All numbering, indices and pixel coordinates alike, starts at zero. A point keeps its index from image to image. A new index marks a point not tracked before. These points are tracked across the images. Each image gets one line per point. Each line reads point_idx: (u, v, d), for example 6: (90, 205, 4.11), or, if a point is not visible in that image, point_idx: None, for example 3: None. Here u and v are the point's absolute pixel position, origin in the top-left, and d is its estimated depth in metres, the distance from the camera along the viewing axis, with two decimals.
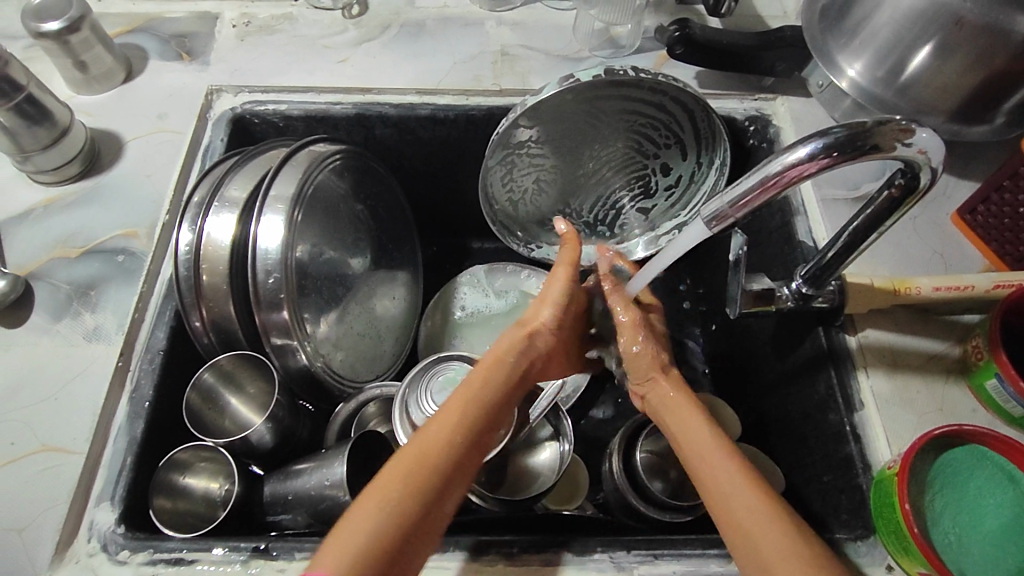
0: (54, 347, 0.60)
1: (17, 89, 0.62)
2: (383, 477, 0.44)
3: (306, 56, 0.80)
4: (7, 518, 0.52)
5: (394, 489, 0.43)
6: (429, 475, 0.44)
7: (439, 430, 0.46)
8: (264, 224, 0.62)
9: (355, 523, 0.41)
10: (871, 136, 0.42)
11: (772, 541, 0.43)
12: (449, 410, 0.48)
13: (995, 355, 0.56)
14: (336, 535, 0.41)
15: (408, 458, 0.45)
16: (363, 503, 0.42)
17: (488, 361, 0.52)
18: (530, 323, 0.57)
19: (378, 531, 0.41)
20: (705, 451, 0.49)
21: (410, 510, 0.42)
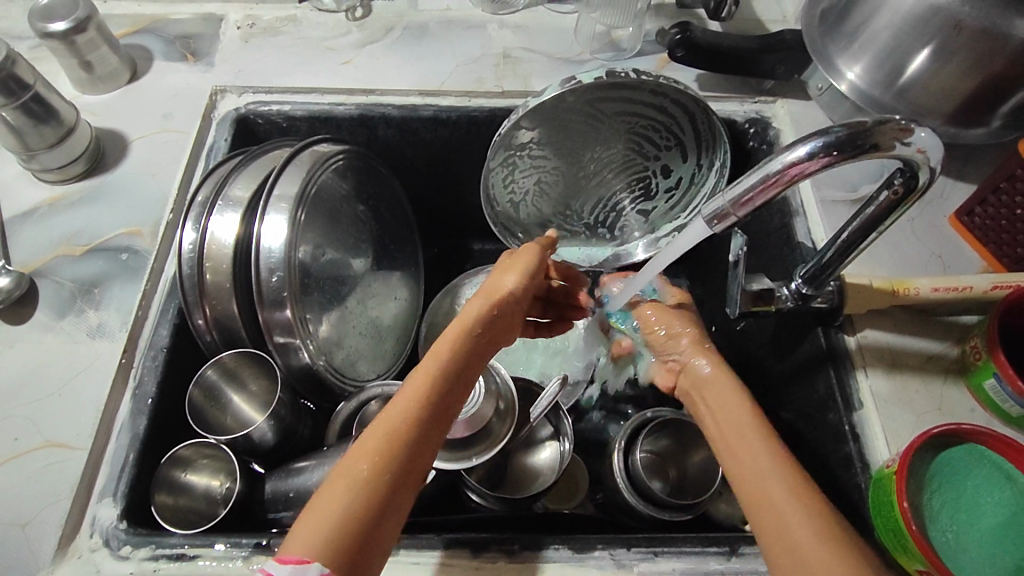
0: (58, 343, 0.61)
1: (24, 88, 0.62)
2: (352, 456, 0.44)
3: (310, 57, 0.81)
4: (10, 513, 0.53)
5: (361, 469, 0.43)
6: (396, 452, 0.44)
7: (403, 407, 0.46)
8: (268, 223, 0.62)
9: (324, 504, 0.42)
10: (871, 135, 0.43)
11: (807, 534, 0.41)
12: (415, 386, 0.48)
13: (993, 354, 0.56)
14: (308, 515, 0.42)
15: (374, 435, 0.45)
16: (332, 487, 0.43)
17: (452, 335, 0.52)
18: (492, 297, 0.57)
19: (346, 511, 0.42)
20: (745, 439, 0.48)
21: (378, 488, 0.43)
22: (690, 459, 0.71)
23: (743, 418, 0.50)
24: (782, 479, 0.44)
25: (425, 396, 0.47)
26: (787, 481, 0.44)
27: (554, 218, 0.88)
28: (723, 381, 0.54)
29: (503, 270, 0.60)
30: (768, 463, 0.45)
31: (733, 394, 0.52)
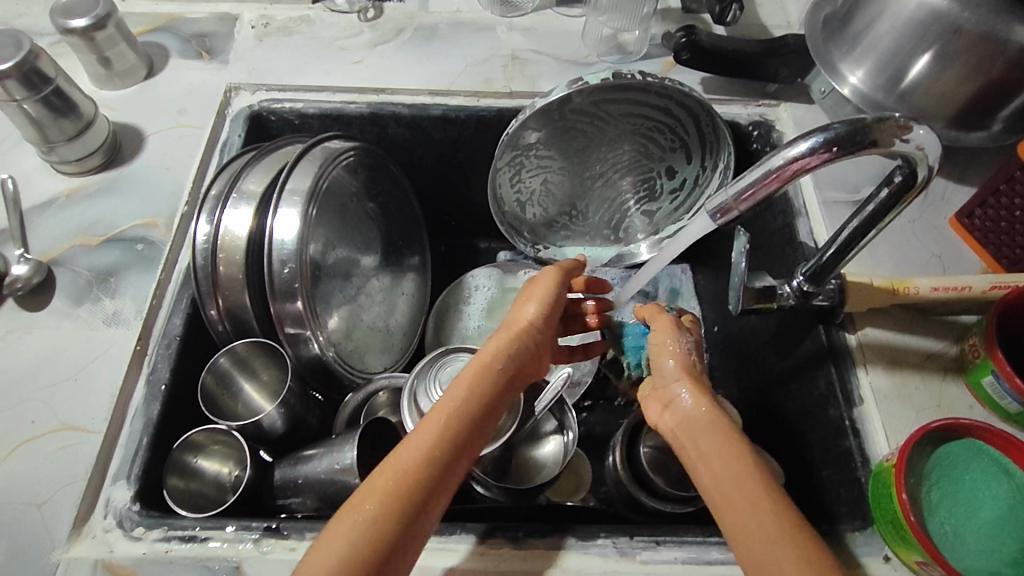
0: (75, 330, 0.62)
1: (47, 82, 0.64)
2: (364, 492, 0.45)
3: (323, 57, 0.82)
4: (27, 493, 0.54)
5: (369, 505, 0.44)
6: (405, 489, 0.45)
7: (416, 444, 0.47)
8: (281, 216, 0.63)
9: (334, 539, 0.43)
10: (871, 131, 0.44)
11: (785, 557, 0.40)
12: (429, 422, 0.49)
13: (992, 352, 0.57)
14: (319, 547, 0.43)
15: (387, 472, 0.45)
16: (341, 520, 0.44)
17: (472, 369, 0.53)
18: (513, 327, 0.57)
19: (355, 546, 0.42)
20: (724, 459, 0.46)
21: (384, 525, 0.43)
22: None
23: (729, 445, 0.47)
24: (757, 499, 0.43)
25: (439, 434, 0.48)
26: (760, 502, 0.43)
27: (559, 218, 0.89)
28: (710, 414, 0.49)
29: (524, 300, 0.61)
30: (761, 513, 0.42)
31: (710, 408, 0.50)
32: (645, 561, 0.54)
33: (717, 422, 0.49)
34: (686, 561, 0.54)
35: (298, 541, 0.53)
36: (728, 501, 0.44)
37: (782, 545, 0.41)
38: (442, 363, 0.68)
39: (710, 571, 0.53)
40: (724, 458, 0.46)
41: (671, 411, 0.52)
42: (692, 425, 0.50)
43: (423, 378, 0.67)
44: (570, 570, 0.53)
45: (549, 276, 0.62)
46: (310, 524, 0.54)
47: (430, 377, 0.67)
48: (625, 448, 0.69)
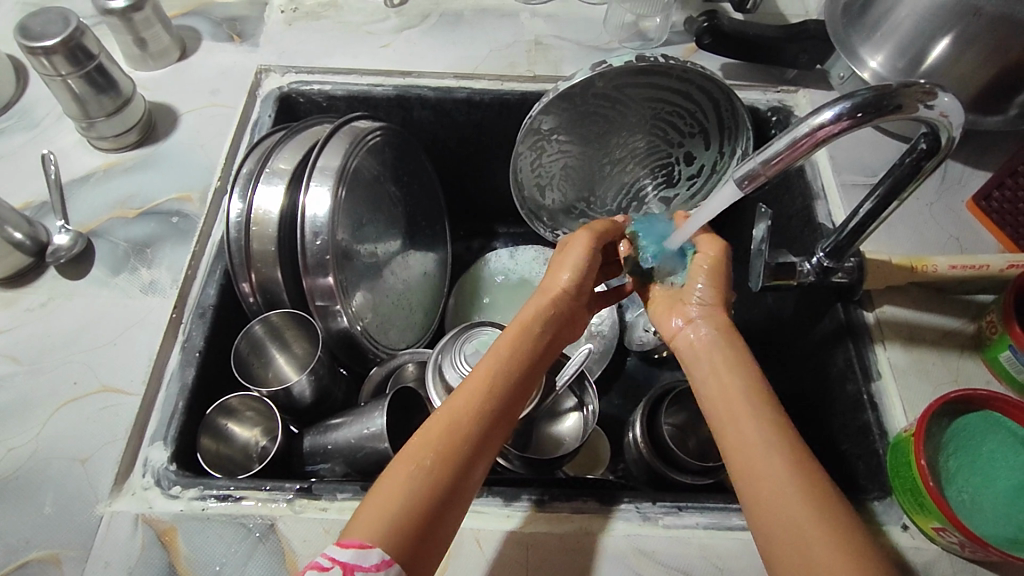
0: (113, 298, 0.64)
1: (90, 58, 0.66)
2: (416, 445, 0.46)
3: (350, 41, 0.84)
4: (69, 450, 0.56)
5: (425, 457, 0.45)
6: (455, 442, 0.47)
7: (465, 402, 0.49)
8: (312, 192, 0.65)
9: (386, 493, 0.44)
10: (896, 96, 0.45)
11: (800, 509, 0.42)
12: (474, 382, 0.50)
13: (1010, 327, 0.58)
14: (376, 499, 0.44)
15: (433, 428, 0.47)
16: (394, 472, 0.45)
17: (511, 334, 0.54)
18: (550, 292, 0.58)
19: (409, 497, 0.44)
20: (743, 411, 0.48)
21: (441, 477, 0.45)
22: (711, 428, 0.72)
23: (748, 399, 0.48)
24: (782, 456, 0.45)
25: (486, 393, 0.50)
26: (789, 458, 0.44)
27: (578, 203, 0.91)
28: (728, 344, 0.53)
29: (560, 259, 0.60)
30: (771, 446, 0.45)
31: (734, 361, 0.51)
32: (667, 526, 0.55)
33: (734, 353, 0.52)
34: (708, 526, 0.55)
35: (330, 501, 0.54)
36: (740, 440, 0.46)
37: (784, 475, 0.44)
38: (468, 336, 0.70)
39: (732, 536, 0.54)
40: (738, 388, 0.49)
41: (688, 330, 0.56)
42: (704, 347, 0.53)
43: (447, 352, 0.69)
44: (594, 534, 0.54)
45: (585, 237, 0.60)
46: (340, 486, 0.55)
47: (455, 350, 0.68)
48: (646, 422, 0.70)
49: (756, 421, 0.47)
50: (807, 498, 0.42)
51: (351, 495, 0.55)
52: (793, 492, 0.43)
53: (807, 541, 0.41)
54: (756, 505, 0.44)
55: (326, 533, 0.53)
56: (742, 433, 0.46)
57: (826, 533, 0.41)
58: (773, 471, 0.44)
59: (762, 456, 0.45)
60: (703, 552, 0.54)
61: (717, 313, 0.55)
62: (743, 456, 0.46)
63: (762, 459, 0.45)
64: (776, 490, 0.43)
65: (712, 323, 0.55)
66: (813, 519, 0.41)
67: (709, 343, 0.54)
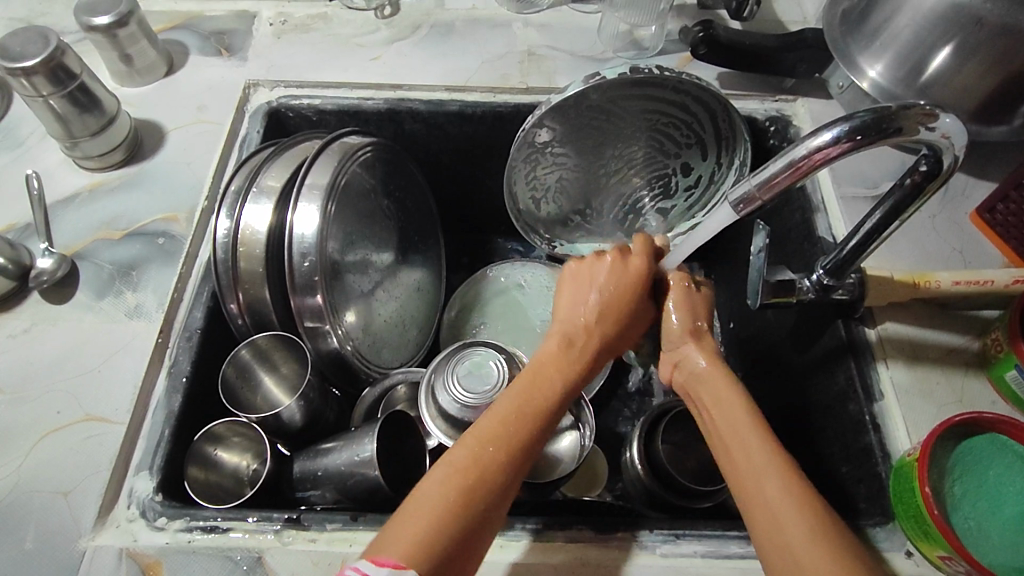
0: (98, 323, 0.63)
1: (72, 78, 0.64)
2: (463, 469, 0.45)
3: (341, 54, 0.83)
4: (52, 482, 0.55)
5: (479, 481, 0.45)
6: (512, 467, 0.46)
7: (511, 420, 0.48)
8: (301, 211, 0.63)
9: (423, 511, 0.43)
10: (897, 119, 0.44)
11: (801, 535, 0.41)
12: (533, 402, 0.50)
13: (1015, 346, 0.56)
14: (409, 517, 0.43)
15: (467, 454, 0.46)
16: (430, 489, 0.44)
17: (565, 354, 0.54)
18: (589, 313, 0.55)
19: (448, 521, 0.43)
20: (740, 438, 0.47)
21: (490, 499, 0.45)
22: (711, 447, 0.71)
23: (746, 428, 0.47)
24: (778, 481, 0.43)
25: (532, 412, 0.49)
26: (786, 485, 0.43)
27: (574, 216, 0.89)
28: (721, 376, 0.52)
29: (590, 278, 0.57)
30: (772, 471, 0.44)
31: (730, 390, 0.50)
32: (664, 555, 0.54)
33: (728, 384, 0.51)
34: (706, 555, 0.54)
35: (318, 533, 0.53)
36: (739, 470, 0.45)
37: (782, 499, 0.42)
38: (458, 357, 0.68)
39: (730, 565, 0.53)
40: (733, 415, 0.48)
41: (682, 370, 0.54)
42: (700, 384, 0.52)
43: (440, 373, 0.67)
44: (590, 564, 0.53)
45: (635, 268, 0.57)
46: (330, 516, 0.54)
47: (447, 371, 0.67)
48: (643, 443, 0.69)
49: (751, 444, 0.46)
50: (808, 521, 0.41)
51: (341, 526, 0.53)
52: (792, 517, 0.41)
53: (804, 561, 0.40)
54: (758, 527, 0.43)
55: (314, 566, 0.52)
56: (735, 462, 0.46)
57: (831, 555, 0.40)
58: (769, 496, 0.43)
59: (761, 480, 0.44)
60: None
61: (702, 345, 0.54)
62: (743, 481, 0.45)
63: (757, 485, 0.44)
64: (777, 515, 0.42)
65: (703, 356, 0.53)
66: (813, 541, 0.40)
67: (700, 380, 0.52)
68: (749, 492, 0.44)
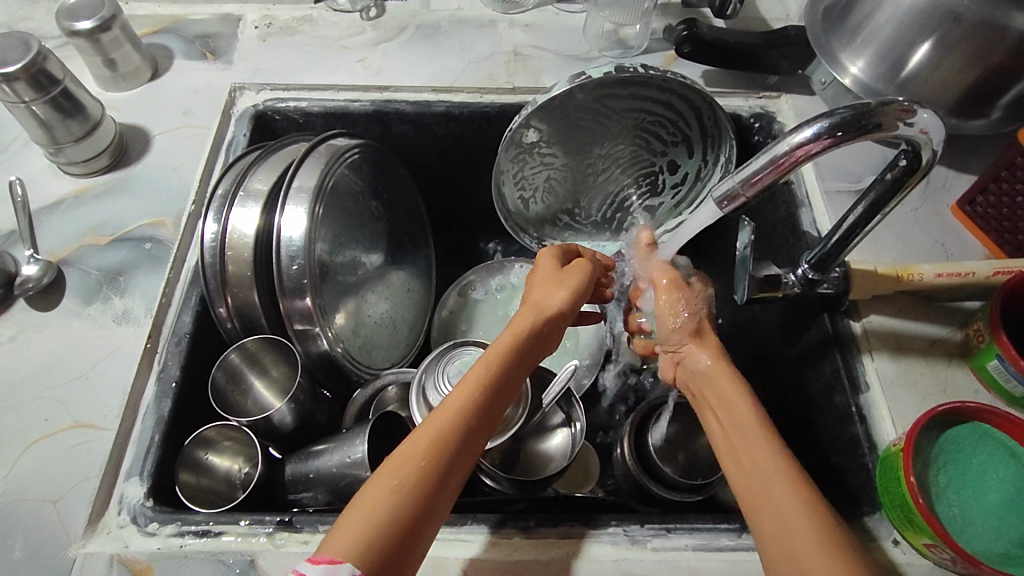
0: (86, 329, 0.63)
1: (55, 83, 0.64)
2: (396, 463, 0.45)
3: (327, 56, 0.83)
4: (42, 490, 0.54)
5: (413, 470, 0.45)
6: (446, 456, 0.46)
7: (451, 410, 0.48)
8: (288, 214, 0.63)
9: (369, 503, 0.43)
10: (876, 115, 0.45)
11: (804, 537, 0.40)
12: (465, 388, 0.49)
13: (996, 336, 0.57)
14: (353, 512, 0.43)
15: (404, 448, 0.46)
16: (378, 482, 0.44)
17: (509, 339, 0.53)
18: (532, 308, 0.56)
19: (387, 515, 0.43)
20: (742, 437, 0.47)
21: (423, 488, 0.44)
22: (700, 441, 0.72)
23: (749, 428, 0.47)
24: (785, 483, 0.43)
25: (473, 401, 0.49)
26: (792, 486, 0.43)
27: (562, 215, 0.89)
28: (724, 375, 0.52)
29: (543, 285, 0.59)
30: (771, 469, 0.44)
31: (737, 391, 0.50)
32: (655, 549, 0.54)
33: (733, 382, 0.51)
34: (697, 548, 0.54)
35: (311, 534, 0.53)
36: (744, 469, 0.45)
37: (785, 497, 0.42)
38: (451, 356, 0.68)
39: (721, 557, 0.54)
40: (737, 413, 0.49)
41: (686, 369, 0.55)
42: (707, 383, 0.53)
43: (430, 373, 0.67)
44: (581, 557, 0.54)
45: (577, 266, 0.61)
46: (322, 517, 0.54)
47: (437, 370, 0.67)
48: (633, 440, 0.69)
49: (755, 443, 0.46)
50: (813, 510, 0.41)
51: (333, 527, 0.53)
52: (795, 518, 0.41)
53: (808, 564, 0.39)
54: (761, 521, 0.43)
55: None
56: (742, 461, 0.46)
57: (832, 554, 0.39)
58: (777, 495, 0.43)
59: (764, 479, 0.44)
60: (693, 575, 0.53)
61: (706, 346, 0.55)
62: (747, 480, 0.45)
63: (760, 479, 0.44)
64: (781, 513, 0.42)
65: (708, 355, 0.54)
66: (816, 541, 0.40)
67: (704, 378, 0.53)
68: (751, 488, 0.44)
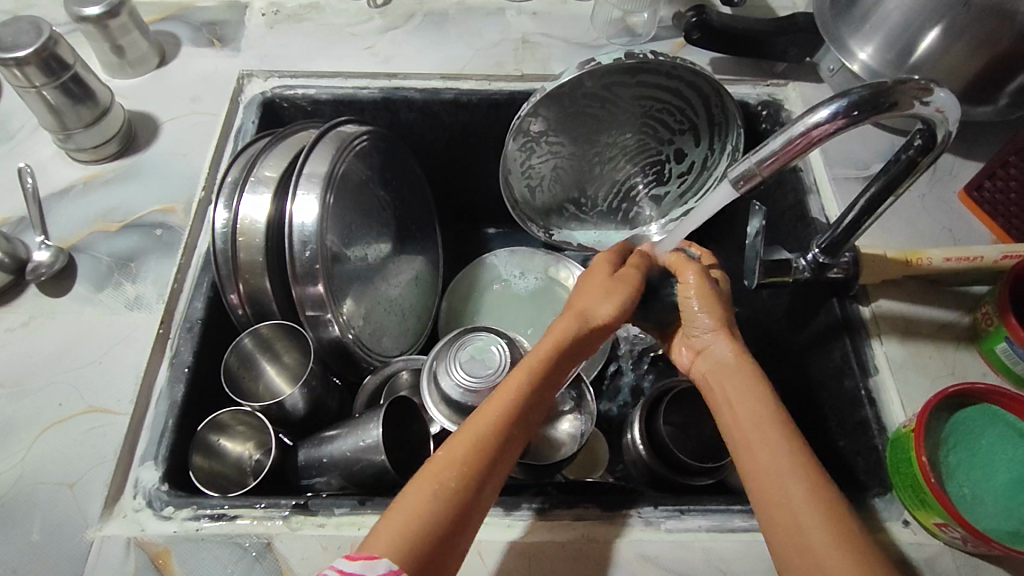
0: (99, 314, 0.63)
1: (65, 68, 0.64)
2: (441, 462, 0.45)
3: (335, 43, 0.83)
4: (57, 474, 0.54)
5: (450, 478, 0.45)
6: (485, 459, 0.46)
7: (491, 413, 0.48)
8: (299, 201, 0.63)
9: (408, 508, 0.43)
10: (892, 93, 0.45)
11: (828, 544, 0.41)
12: (506, 391, 0.49)
13: (1005, 319, 0.58)
14: (393, 515, 0.43)
15: (449, 451, 0.46)
16: (419, 485, 0.44)
17: (550, 338, 0.53)
18: (585, 298, 0.56)
19: (427, 519, 0.43)
20: (765, 436, 0.46)
21: (463, 493, 0.44)
22: (710, 427, 0.72)
23: (767, 425, 0.47)
24: (803, 487, 0.43)
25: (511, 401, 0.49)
26: (809, 489, 0.43)
27: (570, 204, 0.89)
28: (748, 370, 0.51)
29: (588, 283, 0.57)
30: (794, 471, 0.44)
31: (757, 388, 0.49)
32: (669, 530, 0.55)
33: (755, 377, 0.50)
34: (711, 529, 0.55)
35: (327, 517, 0.53)
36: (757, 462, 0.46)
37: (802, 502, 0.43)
38: (461, 342, 0.68)
39: (734, 538, 0.54)
40: (754, 408, 0.48)
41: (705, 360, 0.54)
42: (724, 375, 0.52)
43: (443, 359, 0.67)
44: (596, 540, 0.54)
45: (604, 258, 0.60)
46: (338, 500, 0.54)
47: (449, 356, 0.67)
48: (645, 421, 0.70)
49: (775, 445, 0.46)
50: (823, 507, 0.42)
51: (349, 510, 0.54)
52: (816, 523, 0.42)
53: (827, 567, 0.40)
54: (774, 516, 0.44)
55: (324, 549, 0.52)
56: (757, 459, 0.46)
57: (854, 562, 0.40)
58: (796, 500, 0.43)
59: (782, 480, 0.44)
60: (706, 555, 0.53)
61: (731, 336, 0.54)
62: (763, 483, 0.45)
63: (778, 481, 0.44)
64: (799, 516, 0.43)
65: (729, 347, 0.53)
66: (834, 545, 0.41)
67: (727, 370, 0.52)
68: (768, 488, 0.44)
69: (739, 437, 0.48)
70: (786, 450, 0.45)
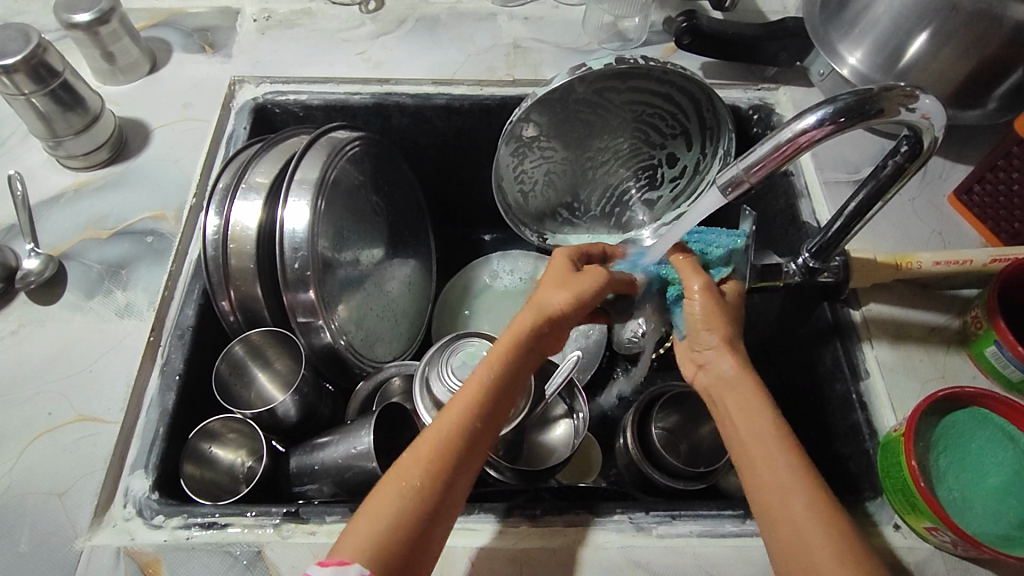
0: (89, 322, 0.62)
1: (54, 75, 0.64)
2: (407, 462, 0.46)
3: (327, 49, 0.83)
4: (46, 483, 0.54)
5: (417, 477, 0.45)
6: (452, 457, 0.46)
7: (456, 411, 0.48)
8: (290, 207, 0.63)
9: (376, 510, 0.44)
10: (878, 101, 0.45)
11: (827, 551, 0.41)
12: (469, 389, 0.49)
13: (994, 322, 0.58)
14: (362, 517, 0.44)
15: (416, 450, 0.46)
16: (386, 486, 0.45)
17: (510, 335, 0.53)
18: (541, 296, 0.55)
19: (395, 519, 0.43)
20: (764, 446, 0.47)
21: (432, 492, 0.45)
22: (702, 431, 0.72)
23: (766, 435, 0.47)
24: (801, 496, 0.44)
25: (475, 399, 0.49)
26: (806, 496, 0.44)
27: (563, 208, 0.89)
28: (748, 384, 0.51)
29: (546, 282, 0.57)
30: (789, 477, 0.45)
31: (756, 400, 0.50)
32: (661, 535, 0.55)
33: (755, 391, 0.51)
34: (701, 535, 0.55)
35: (318, 525, 0.53)
36: (755, 471, 0.46)
37: (801, 508, 0.43)
38: (454, 347, 0.68)
39: (725, 544, 0.54)
40: (753, 419, 0.48)
41: (707, 376, 0.54)
42: (727, 390, 0.52)
43: (434, 364, 0.67)
44: (588, 546, 0.54)
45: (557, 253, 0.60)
46: (329, 508, 0.54)
47: (441, 361, 0.66)
48: (637, 429, 0.69)
49: (772, 454, 0.46)
50: (820, 514, 0.43)
51: (340, 518, 0.54)
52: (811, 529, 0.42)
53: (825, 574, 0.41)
54: (773, 525, 0.44)
55: (314, 557, 0.52)
56: (755, 470, 0.46)
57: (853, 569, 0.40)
58: (794, 508, 0.43)
59: (780, 488, 0.44)
60: (698, 561, 0.53)
61: (732, 351, 0.54)
62: (765, 493, 0.45)
63: (778, 489, 0.44)
64: (796, 523, 0.43)
65: (730, 362, 0.53)
66: (833, 552, 0.41)
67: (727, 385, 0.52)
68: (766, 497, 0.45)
69: (740, 450, 0.48)
70: (782, 458, 0.46)
